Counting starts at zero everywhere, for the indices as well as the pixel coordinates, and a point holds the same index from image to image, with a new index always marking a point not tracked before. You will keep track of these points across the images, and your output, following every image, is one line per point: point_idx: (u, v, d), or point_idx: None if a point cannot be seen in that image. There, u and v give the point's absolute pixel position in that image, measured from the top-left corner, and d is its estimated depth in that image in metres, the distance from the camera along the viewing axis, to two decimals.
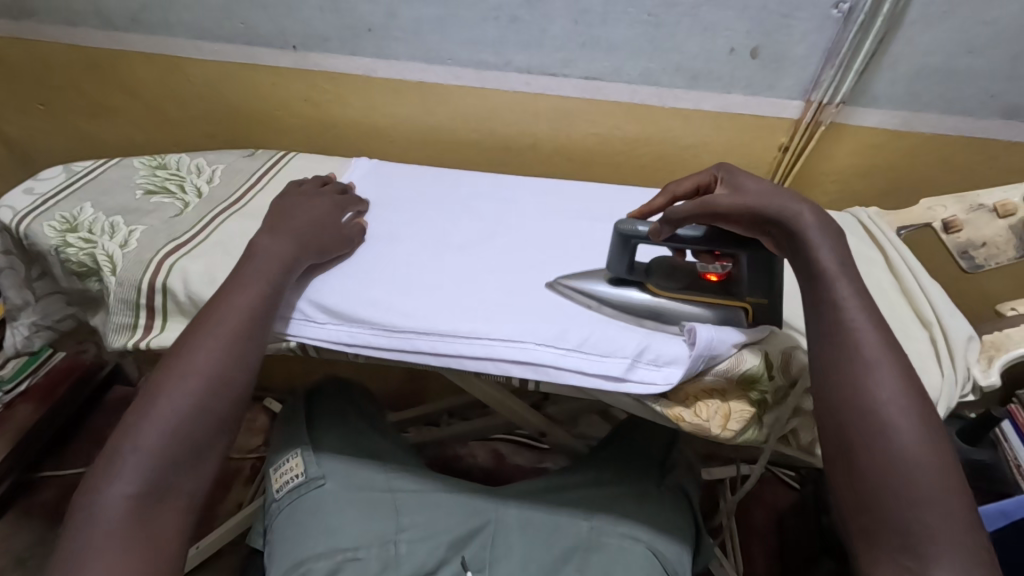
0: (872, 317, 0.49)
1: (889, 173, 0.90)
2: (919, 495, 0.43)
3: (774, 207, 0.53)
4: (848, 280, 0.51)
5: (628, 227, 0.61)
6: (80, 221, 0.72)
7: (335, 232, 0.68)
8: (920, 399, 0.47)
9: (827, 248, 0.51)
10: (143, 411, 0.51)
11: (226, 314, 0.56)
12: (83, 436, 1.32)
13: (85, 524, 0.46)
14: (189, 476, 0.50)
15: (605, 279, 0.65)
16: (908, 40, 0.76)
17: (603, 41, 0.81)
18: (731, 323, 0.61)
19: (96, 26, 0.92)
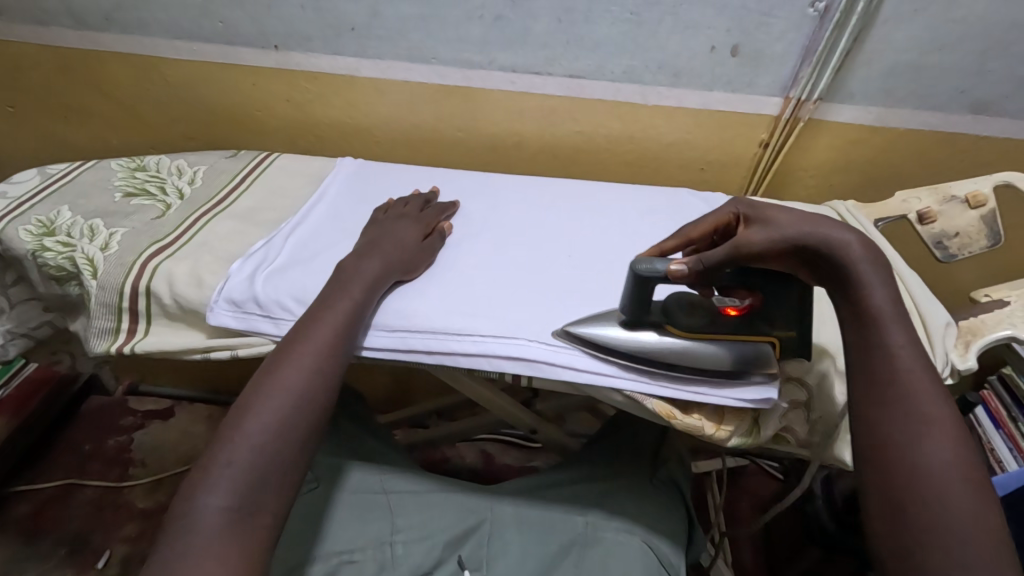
0: (924, 371, 0.48)
1: (864, 168, 0.92)
2: (975, 557, 0.41)
3: (816, 244, 0.50)
4: (902, 327, 0.49)
5: (647, 268, 0.55)
6: (58, 225, 0.70)
7: (429, 252, 0.68)
8: (965, 456, 0.45)
9: (881, 288, 0.50)
10: (234, 425, 0.50)
11: (313, 328, 0.56)
12: (60, 448, 1.28)
13: (183, 536, 0.45)
14: (279, 489, 0.49)
15: (616, 322, 0.59)
16: (882, 38, 0.78)
17: (585, 39, 0.81)
18: (761, 366, 0.56)
19: (68, 26, 0.89)
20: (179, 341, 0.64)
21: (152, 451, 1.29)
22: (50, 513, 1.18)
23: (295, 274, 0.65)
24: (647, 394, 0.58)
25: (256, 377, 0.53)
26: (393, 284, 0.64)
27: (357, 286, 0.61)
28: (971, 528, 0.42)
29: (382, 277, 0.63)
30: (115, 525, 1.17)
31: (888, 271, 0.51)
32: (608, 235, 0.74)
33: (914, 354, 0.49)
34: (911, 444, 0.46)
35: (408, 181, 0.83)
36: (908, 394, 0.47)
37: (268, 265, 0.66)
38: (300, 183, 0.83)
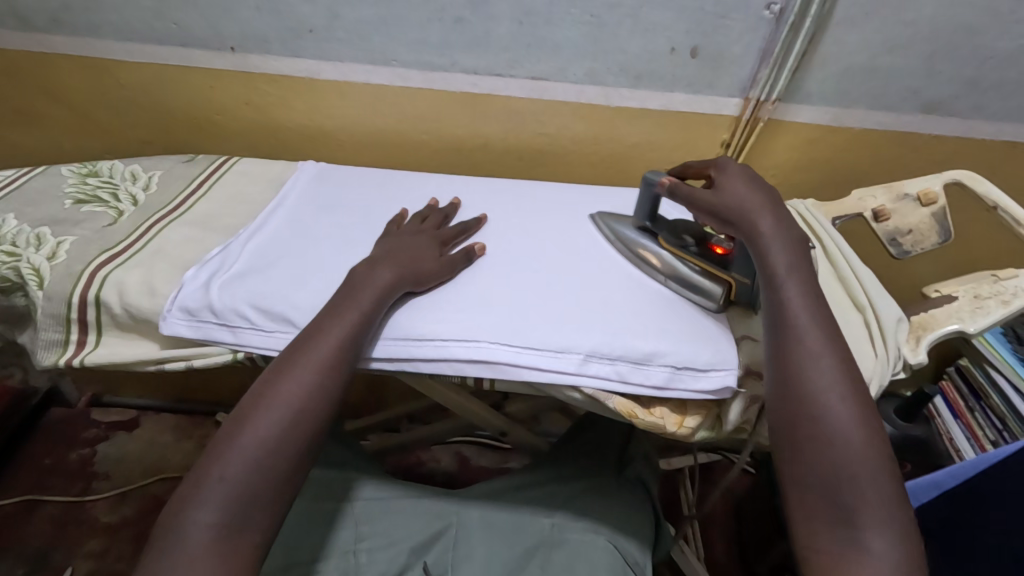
0: (817, 322, 0.53)
1: (823, 167, 0.94)
2: (859, 477, 0.47)
3: (732, 212, 0.59)
4: (797, 284, 0.54)
5: (654, 176, 0.68)
6: (2, 234, 0.67)
7: (446, 268, 0.66)
8: (857, 394, 0.50)
9: (782, 254, 0.56)
10: (228, 438, 0.49)
11: (317, 341, 0.55)
12: (18, 463, 1.24)
13: (170, 551, 0.45)
14: (268, 508, 0.48)
15: (632, 224, 0.72)
16: (836, 39, 0.79)
17: (546, 41, 0.81)
18: (711, 293, 0.64)
19: (13, 28, 0.86)
20: (133, 351, 0.62)
21: (116, 464, 1.25)
22: (7, 531, 1.14)
23: (266, 281, 0.64)
24: (609, 393, 0.59)
25: (257, 388, 0.53)
26: (405, 292, 0.63)
27: (364, 296, 0.59)
28: (859, 456, 0.47)
29: (391, 287, 0.61)
30: (76, 540, 1.14)
31: (797, 238, 0.57)
32: (572, 237, 0.74)
33: (806, 303, 0.53)
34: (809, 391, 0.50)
35: (371, 184, 0.82)
36: (804, 344, 0.52)
37: (239, 268, 0.65)
38: (260, 187, 0.81)
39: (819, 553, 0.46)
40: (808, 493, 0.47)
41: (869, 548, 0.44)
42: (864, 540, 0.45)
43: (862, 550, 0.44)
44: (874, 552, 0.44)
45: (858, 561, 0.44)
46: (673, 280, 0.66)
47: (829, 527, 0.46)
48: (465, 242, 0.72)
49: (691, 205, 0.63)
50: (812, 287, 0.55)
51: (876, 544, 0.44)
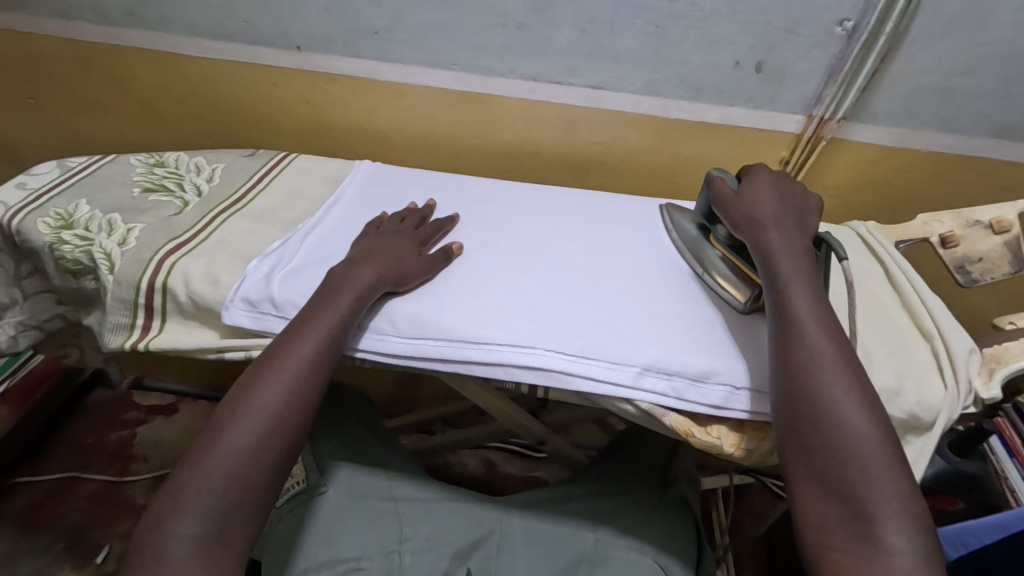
0: (818, 318, 0.53)
1: (885, 187, 0.91)
2: (870, 469, 0.46)
3: (745, 218, 0.63)
4: (800, 282, 0.56)
5: (717, 173, 0.69)
6: (76, 218, 0.70)
7: (427, 266, 0.65)
8: (865, 385, 0.50)
9: (784, 256, 0.58)
10: (204, 450, 0.49)
11: (294, 343, 0.56)
12: (62, 440, 1.28)
13: (147, 568, 0.44)
14: (250, 514, 0.48)
15: (692, 219, 0.74)
16: (909, 58, 0.77)
17: (608, 50, 0.81)
18: (738, 291, 0.65)
19: (92, 21, 0.90)
20: (195, 339, 0.64)
21: (155, 447, 1.28)
22: (50, 506, 1.17)
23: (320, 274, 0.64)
24: (666, 410, 0.58)
25: (231, 395, 0.53)
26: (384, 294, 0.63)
27: (345, 296, 0.59)
28: (868, 444, 0.47)
29: (369, 288, 0.61)
30: (113, 520, 1.16)
31: (802, 246, 0.60)
32: (626, 248, 0.73)
33: (811, 302, 0.54)
34: (816, 386, 0.50)
35: (425, 185, 0.82)
36: (805, 340, 0.52)
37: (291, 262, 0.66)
38: (316, 183, 0.83)
39: (830, 552, 0.45)
40: (815, 486, 0.47)
41: (885, 545, 0.43)
42: (880, 533, 0.44)
43: (882, 548, 0.43)
44: (894, 547, 0.43)
45: (878, 555, 0.43)
46: (706, 270, 0.68)
47: (842, 527, 0.45)
48: (443, 240, 0.72)
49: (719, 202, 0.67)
50: (815, 288, 0.56)
51: (897, 544, 0.43)
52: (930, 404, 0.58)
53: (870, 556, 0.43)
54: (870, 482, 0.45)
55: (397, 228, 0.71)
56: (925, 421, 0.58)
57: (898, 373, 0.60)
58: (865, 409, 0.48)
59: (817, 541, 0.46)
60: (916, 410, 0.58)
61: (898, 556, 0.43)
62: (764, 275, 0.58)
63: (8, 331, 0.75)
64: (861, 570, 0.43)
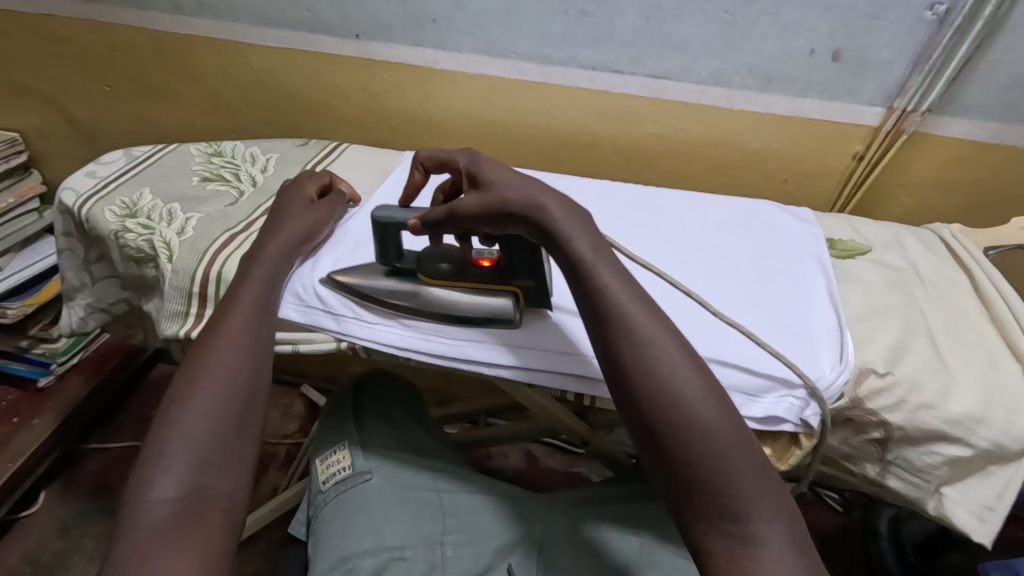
0: (636, 296, 0.47)
1: (974, 188, 0.83)
2: (727, 461, 0.41)
3: (519, 200, 0.51)
4: (605, 261, 0.49)
5: (383, 215, 0.59)
6: (139, 207, 0.72)
7: (327, 210, 0.69)
8: (698, 364, 0.45)
9: (581, 237, 0.50)
10: (168, 414, 0.47)
11: (232, 311, 0.55)
12: (129, 412, 1.35)
13: (126, 538, 0.40)
14: (229, 466, 0.46)
15: (379, 272, 0.64)
16: (1010, 45, 0.70)
17: (673, 38, 0.77)
18: (500, 309, 0.60)
19: (163, 10, 0.92)
20: None
21: None
22: (117, 473, 1.24)
23: (358, 263, 0.65)
24: None
25: (185, 365, 0.51)
26: (299, 259, 0.65)
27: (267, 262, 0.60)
28: (718, 433, 0.41)
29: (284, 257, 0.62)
30: None
31: (581, 215, 0.52)
32: (683, 246, 0.70)
33: (621, 282, 0.48)
34: (662, 380, 0.43)
35: None
36: (640, 330, 0.45)
37: (329, 248, 0.67)
38: (368, 174, 0.82)
39: (710, 560, 0.39)
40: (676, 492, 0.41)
41: (758, 543, 0.39)
42: (749, 528, 0.39)
43: (753, 547, 0.38)
44: (765, 541, 0.39)
45: (755, 557, 0.38)
46: (454, 316, 0.60)
47: (715, 532, 0.40)
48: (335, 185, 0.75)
49: (454, 218, 0.55)
50: (619, 264, 0.49)
51: (767, 537, 0.39)
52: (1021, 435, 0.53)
53: (748, 561, 0.38)
54: (735, 475, 0.40)
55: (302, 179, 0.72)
56: (1014, 452, 0.53)
57: (984, 398, 0.55)
58: (708, 392, 0.43)
59: (697, 552, 0.40)
60: (1003, 440, 0.53)
61: (772, 549, 0.38)
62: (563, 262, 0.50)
63: (79, 312, 0.79)
64: None
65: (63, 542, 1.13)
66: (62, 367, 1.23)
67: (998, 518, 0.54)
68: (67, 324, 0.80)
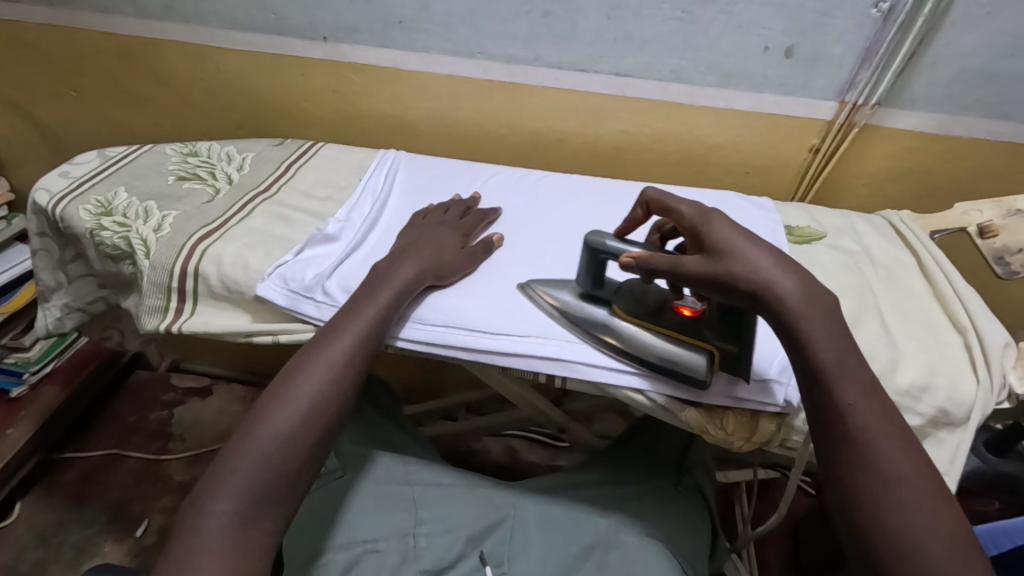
0: (846, 366, 0.46)
1: (925, 177, 0.88)
2: (921, 536, 0.41)
3: (748, 280, 0.47)
4: (831, 330, 0.47)
5: (597, 240, 0.57)
6: (115, 205, 0.73)
7: (468, 258, 0.66)
8: (907, 441, 0.45)
9: (827, 343, 0.47)
10: (247, 431, 0.50)
11: (335, 342, 0.56)
12: (108, 419, 1.34)
13: (183, 541, 0.45)
14: (281, 499, 0.49)
15: (573, 292, 0.62)
16: (949, 41, 0.75)
17: (634, 37, 0.80)
18: (693, 362, 0.56)
19: (130, 15, 0.93)
20: (223, 322, 0.65)
21: (190, 427, 1.34)
22: (95, 480, 1.23)
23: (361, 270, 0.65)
24: (682, 405, 0.57)
25: (275, 384, 0.54)
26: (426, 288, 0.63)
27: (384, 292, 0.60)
28: (916, 508, 0.42)
29: (404, 291, 0.60)
30: (152, 496, 1.21)
31: (818, 292, 0.48)
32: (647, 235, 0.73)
33: (840, 350, 0.47)
34: (863, 448, 0.44)
35: (448, 176, 0.82)
36: (866, 440, 0.44)
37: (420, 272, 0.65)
38: (344, 171, 0.84)
39: None
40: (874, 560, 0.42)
41: None
42: None
43: None
44: None
45: None
46: (641, 358, 0.57)
47: None
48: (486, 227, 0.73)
49: (677, 276, 0.51)
50: (844, 333, 0.48)
51: None
52: (963, 400, 0.57)
53: None
54: (928, 553, 0.40)
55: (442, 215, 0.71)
56: (959, 417, 0.57)
57: (930, 367, 0.59)
58: (911, 469, 0.43)
59: None
60: (948, 406, 0.57)
61: None
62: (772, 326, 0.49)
63: (55, 313, 0.79)
64: None
65: (42, 551, 1.12)
66: (34, 376, 1.20)
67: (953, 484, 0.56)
68: (43, 326, 0.80)
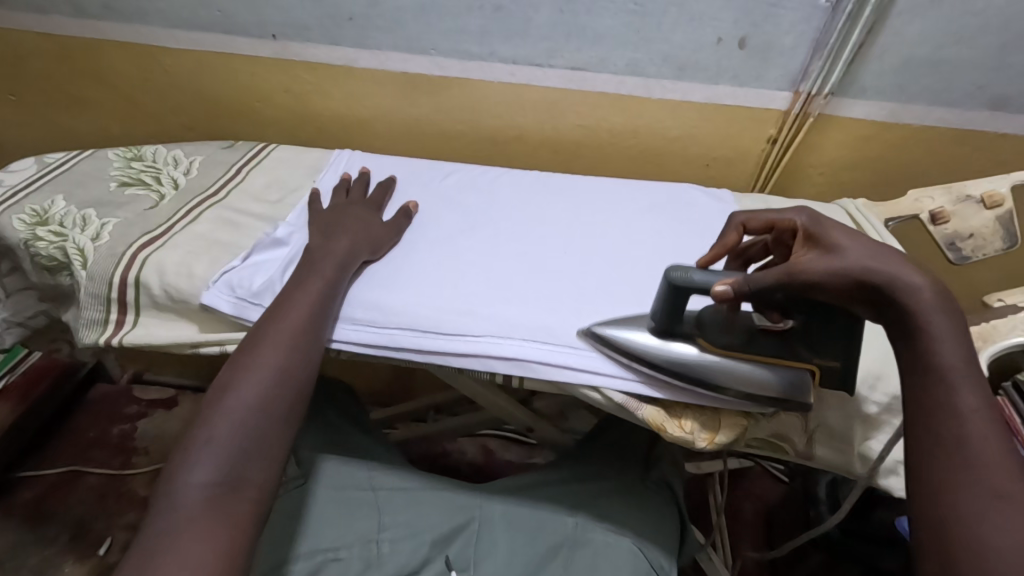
0: (974, 371, 0.42)
1: (879, 166, 0.89)
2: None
3: (877, 275, 0.43)
4: (958, 330, 0.43)
5: (677, 275, 0.52)
6: (51, 214, 0.70)
7: (392, 232, 0.68)
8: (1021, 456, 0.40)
9: (953, 348, 0.42)
10: (214, 405, 0.50)
11: (286, 313, 0.56)
12: (65, 436, 1.29)
13: (165, 511, 0.44)
14: (263, 464, 0.49)
15: (646, 331, 0.56)
16: (897, 31, 0.75)
17: (587, 30, 0.79)
18: (798, 390, 0.53)
19: (67, 14, 0.89)
20: (167, 333, 0.63)
21: (154, 440, 1.30)
22: (53, 499, 1.18)
23: None
24: (640, 403, 0.57)
25: (234, 359, 0.54)
26: (364, 262, 0.65)
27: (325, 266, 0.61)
28: (1017, 521, 0.38)
29: (350, 255, 0.63)
30: (116, 513, 1.17)
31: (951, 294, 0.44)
32: (606, 230, 0.72)
33: (964, 350, 0.42)
34: (966, 453, 0.40)
35: (404, 175, 0.80)
36: (966, 443, 0.40)
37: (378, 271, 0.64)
38: (298, 173, 0.81)
39: None
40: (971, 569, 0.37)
41: None
42: None
43: None
44: None
45: None
46: (737, 386, 0.53)
47: None
48: (390, 203, 0.75)
49: (791, 284, 0.46)
50: (969, 334, 0.44)
51: None
52: None
53: None
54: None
55: (349, 199, 0.73)
56: None
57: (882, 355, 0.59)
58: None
59: None
60: None
61: None
62: (890, 324, 0.44)
63: None
64: None
65: None
66: None
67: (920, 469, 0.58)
68: None
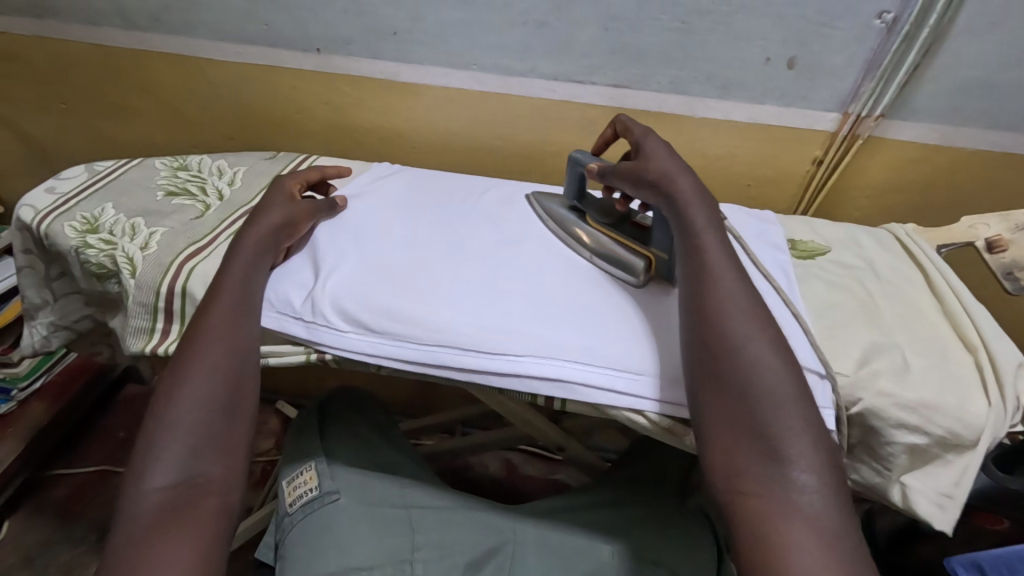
0: (728, 269, 0.54)
1: (928, 189, 0.86)
2: (782, 415, 0.45)
3: (655, 173, 0.60)
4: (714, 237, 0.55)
5: (579, 156, 0.70)
6: (101, 221, 0.71)
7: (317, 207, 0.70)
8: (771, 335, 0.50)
9: (698, 214, 0.57)
10: (156, 416, 0.51)
11: (209, 313, 0.57)
12: (96, 435, 1.31)
13: (128, 521, 0.46)
14: (218, 458, 0.50)
15: (561, 203, 0.74)
16: (953, 52, 0.73)
17: (631, 47, 0.79)
18: (632, 267, 0.65)
19: (119, 27, 0.92)
20: None
21: None
22: (84, 498, 1.20)
23: (355, 283, 0.64)
24: (688, 429, 0.56)
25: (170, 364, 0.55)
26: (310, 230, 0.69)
27: (241, 259, 0.62)
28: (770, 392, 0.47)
29: (274, 236, 0.65)
30: None
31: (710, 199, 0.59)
32: None
33: (726, 261, 0.54)
34: (738, 349, 0.49)
35: (441, 189, 0.81)
36: (726, 337, 0.49)
37: (419, 284, 0.64)
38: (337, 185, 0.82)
39: (746, 497, 0.43)
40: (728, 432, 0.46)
41: (793, 484, 0.43)
42: (789, 471, 0.43)
43: (788, 486, 0.43)
44: (799, 483, 0.43)
45: (785, 495, 0.43)
46: (593, 253, 0.68)
47: (757, 470, 0.44)
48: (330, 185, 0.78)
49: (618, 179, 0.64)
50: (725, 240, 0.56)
51: (806, 481, 0.43)
52: (974, 422, 0.54)
53: (776, 496, 0.43)
54: (776, 423, 0.45)
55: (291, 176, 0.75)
56: (969, 440, 0.54)
57: (939, 385, 0.56)
58: (779, 359, 0.48)
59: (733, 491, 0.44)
60: (959, 429, 0.54)
61: (807, 491, 0.43)
62: (676, 227, 0.57)
63: (40, 331, 0.77)
64: (771, 507, 0.42)
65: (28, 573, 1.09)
66: (23, 392, 1.18)
67: (958, 505, 0.54)
68: (28, 345, 0.78)
